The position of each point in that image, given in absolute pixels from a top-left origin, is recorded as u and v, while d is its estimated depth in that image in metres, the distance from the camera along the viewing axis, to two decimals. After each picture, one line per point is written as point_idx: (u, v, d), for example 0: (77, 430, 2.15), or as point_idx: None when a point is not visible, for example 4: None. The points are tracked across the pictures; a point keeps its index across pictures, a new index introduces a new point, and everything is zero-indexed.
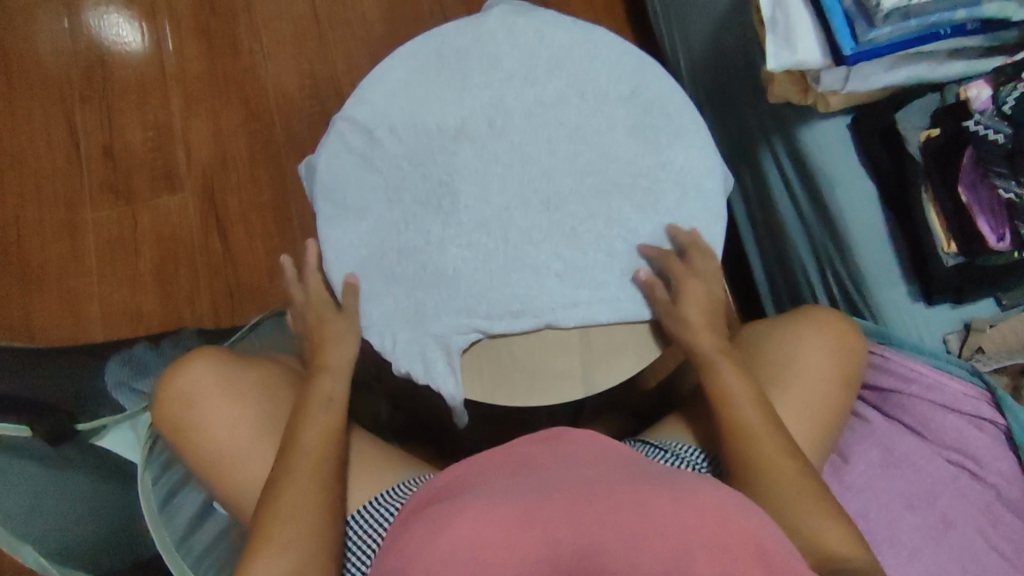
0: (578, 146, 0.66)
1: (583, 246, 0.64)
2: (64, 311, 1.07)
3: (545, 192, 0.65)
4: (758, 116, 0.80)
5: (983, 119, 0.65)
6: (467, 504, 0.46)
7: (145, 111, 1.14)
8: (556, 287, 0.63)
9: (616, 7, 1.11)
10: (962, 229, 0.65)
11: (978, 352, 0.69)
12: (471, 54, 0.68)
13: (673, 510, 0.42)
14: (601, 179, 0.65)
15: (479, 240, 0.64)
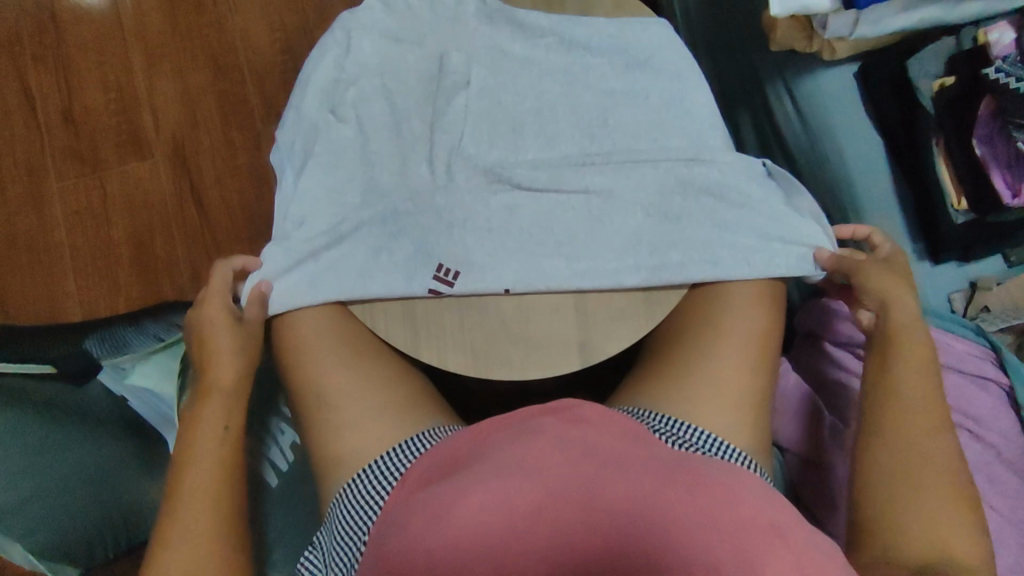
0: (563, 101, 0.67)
1: (608, 207, 0.63)
2: (37, 286, 1.03)
3: (515, 142, 0.66)
4: (757, 63, 0.75)
5: (1006, 66, 0.61)
6: (469, 495, 0.43)
7: (105, 70, 1.07)
8: (590, 258, 0.62)
9: None
10: (976, 183, 0.63)
11: (983, 310, 0.67)
12: (446, 22, 0.69)
13: (690, 493, 0.41)
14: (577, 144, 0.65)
15: (493, 210, 0.63)
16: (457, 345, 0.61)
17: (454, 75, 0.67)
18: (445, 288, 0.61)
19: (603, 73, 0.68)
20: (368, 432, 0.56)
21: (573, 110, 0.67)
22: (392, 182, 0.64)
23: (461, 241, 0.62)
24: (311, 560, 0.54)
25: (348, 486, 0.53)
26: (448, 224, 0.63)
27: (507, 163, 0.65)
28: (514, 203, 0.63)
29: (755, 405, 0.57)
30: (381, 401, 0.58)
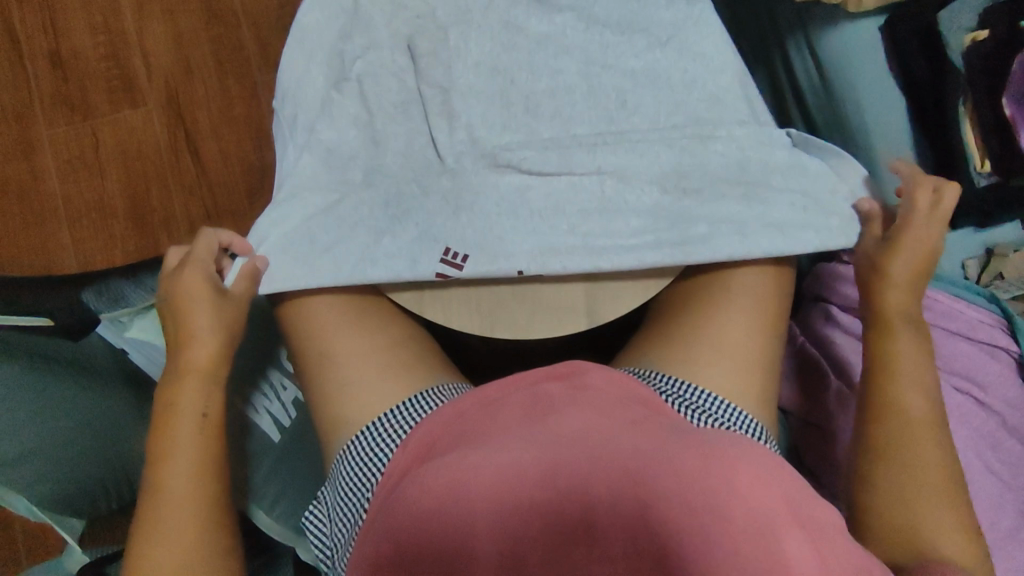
0: (571, 53, 0.62)
1: (623, 187, 0.60)
2: (30, 235, 1.00)
3: (521, 102, 0.62)
4: (777, 13, 0.72)
5: None
6: (470, 466, 0.41)
7: (93, 13, 1.03)
8: (606, 236, 0.58)
9: None
10: (1002, 145, 0.61)
11: (997, 277, 0.65)
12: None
13: (703, 466, 0.38)
14: (585, 96, 0.62)
15: (500, 191, 0.60)
16: (460, 305, 0.60)
17: (457, 47, 0.62)
18: (454, 271, 0.57)
19: (623, 50, 0.62)
20: (370, 387, 0.55)
21: (590, 92, 0.62)
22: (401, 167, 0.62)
23: (461, 215, 0.59)
24: (315, 513, 0.54)
25: (353, 443, 0.52)
26: (455, 207, 0.59)
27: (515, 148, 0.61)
28: (524, 187, 0.60)
29: (764, 369, 0.56)
30: (381, 360, 0.56)
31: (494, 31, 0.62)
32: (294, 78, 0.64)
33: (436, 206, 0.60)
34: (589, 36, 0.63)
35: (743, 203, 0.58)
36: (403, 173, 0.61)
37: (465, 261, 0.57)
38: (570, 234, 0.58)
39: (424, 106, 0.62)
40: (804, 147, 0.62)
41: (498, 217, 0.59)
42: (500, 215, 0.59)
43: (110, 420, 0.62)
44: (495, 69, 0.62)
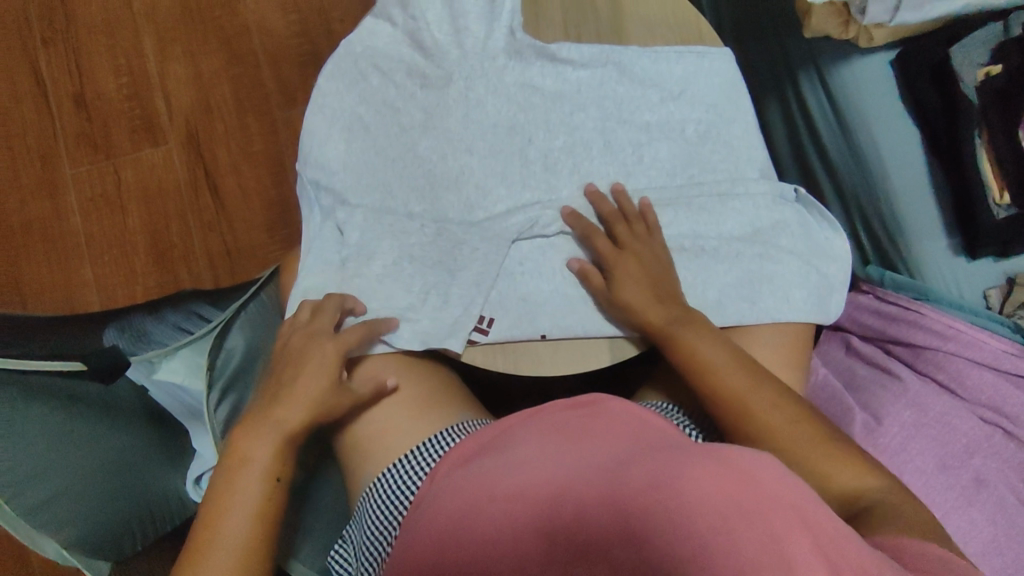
0: (591, 93, 0.64)
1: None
2: (51, 274, 1.02)
3: (542, 142, 0.63)
4: (790, 46, 0.74)
5: None
6: (503, 475, 0.43)
7: (116, 56, 1.06)
8: None
9: None
10: (1020, 176, 0.61)
11: (1022, 307, 0.64)
12: (476, 57, 0.64)
13: (713, 484, 0.34)
14: (602, 136, 0.63)
15: (523, 250, 0.61)
16: (485, 357, 0.59)
17: (478, 101, 0.63)
18: (483, 337, 0.59)
19: (638, 104, 0.64)
20: (395, 419, 0.55)
21: (608, 147, 0.63)
22: (430, 218, 0.62)
23: (492, 255, 0.60)
24: (342, 551, 0.54)
25: (380, 477, 0.52)
26: (480, 267, 0.60)
27: (539, 203, 0.62)
28: (548, 243, 0.61)
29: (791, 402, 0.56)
30: (407, 398, 0.56)
31: (515, 72, 0.64)
32: (314, 140, 0.63)
33: (459, 259, 0.61)
34: (604, 78, 0.64)
35: (751, 263, 0.61)
36: (436, 216, 0.62)
37: (491, 327, 0.59)
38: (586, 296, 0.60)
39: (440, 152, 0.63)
40: (812, 211, 0.64)
41: (522, 257, 0.61)
42: (523, 279, 0.61)
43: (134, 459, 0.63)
44: (517, 113, 0.63)
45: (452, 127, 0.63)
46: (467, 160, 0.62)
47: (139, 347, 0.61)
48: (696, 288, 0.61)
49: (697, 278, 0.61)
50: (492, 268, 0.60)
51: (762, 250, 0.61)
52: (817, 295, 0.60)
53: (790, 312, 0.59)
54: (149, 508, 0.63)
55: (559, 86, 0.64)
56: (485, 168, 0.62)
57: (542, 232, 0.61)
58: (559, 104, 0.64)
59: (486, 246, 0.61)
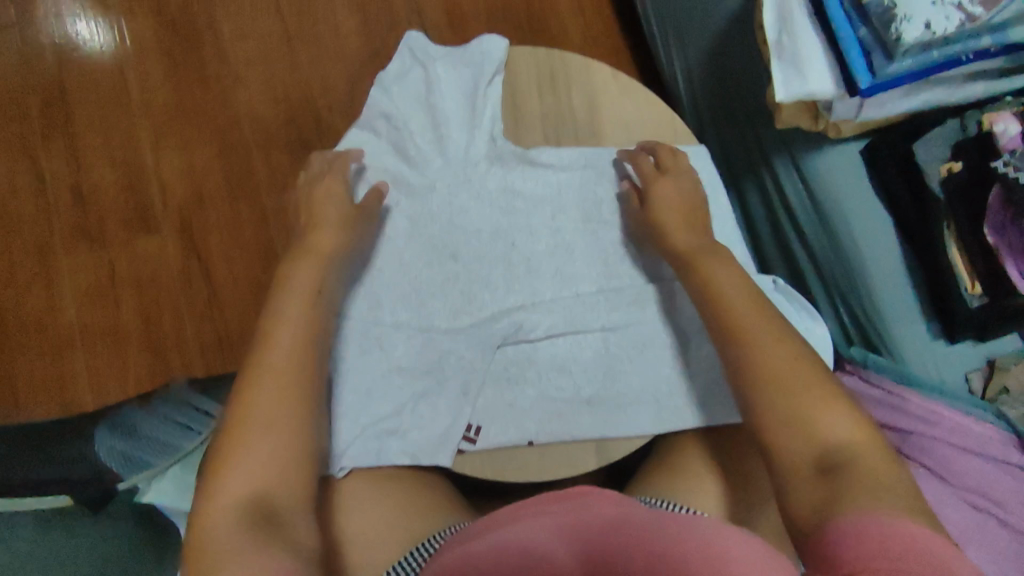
0: (571, 194, 0.66)
1: (628, 342, 0.62)
2: (46, 366, 1.03)
3: (523, 243, 0.64)
4: (764, 137, 0.76)
5: (1013, 161, 0.62)
6: (520, 533, 0.41)
7: (113, 149, 1.10)
8: (610, 399, 0.60)
9: (619, 51, 1.14)
10: (989, 270, 0.61)
11: (1003, 392, 0.64)
12: (458, 165, 0.66)
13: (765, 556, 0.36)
14: (582, 235, 0.65)
15: (509, 355, 0.62)
16: (472, 467, 0.59)
17: (461, 207, 0.65)
18: (471, 446, 0.59)
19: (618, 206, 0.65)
20: (378, 518, 0.53)
21: (589, 248, 0.64)
22: (414, 322, 0.62)
23: (474, 362, 0.60)
24: None
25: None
26: (464, 375, 0.60)
27: (525, 307, 0.62)
28: (531, 347, 0.62)
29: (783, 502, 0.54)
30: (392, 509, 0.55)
31: (496, 176, 0.66)
32: None
33: (443, 366, 0.61)
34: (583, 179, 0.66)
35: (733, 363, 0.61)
36: (421, 319, 0.62)
37: (478, 435, 0.59)
38: (571, 400, 0.61)
39: (424, 258, 0.63)
40: (792, 300, 0.65)
41: (507, 361, 0.62)
42: (509, 383, 0.61)
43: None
44: (501, 216, 0.65)
45: (435, 230, 0.64)
46: (450, 265, 0.64)
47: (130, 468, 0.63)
48: (680, 388, 0.61)
49: (680, 376, 0.61)
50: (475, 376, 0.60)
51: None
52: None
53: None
54: None
55: (538, 189, 0.65)
56: (468, 273, 0.63)
57: (527, 335, 0.62)
58: (540, 207, 0.65)
59: (473, 353, 0.61)
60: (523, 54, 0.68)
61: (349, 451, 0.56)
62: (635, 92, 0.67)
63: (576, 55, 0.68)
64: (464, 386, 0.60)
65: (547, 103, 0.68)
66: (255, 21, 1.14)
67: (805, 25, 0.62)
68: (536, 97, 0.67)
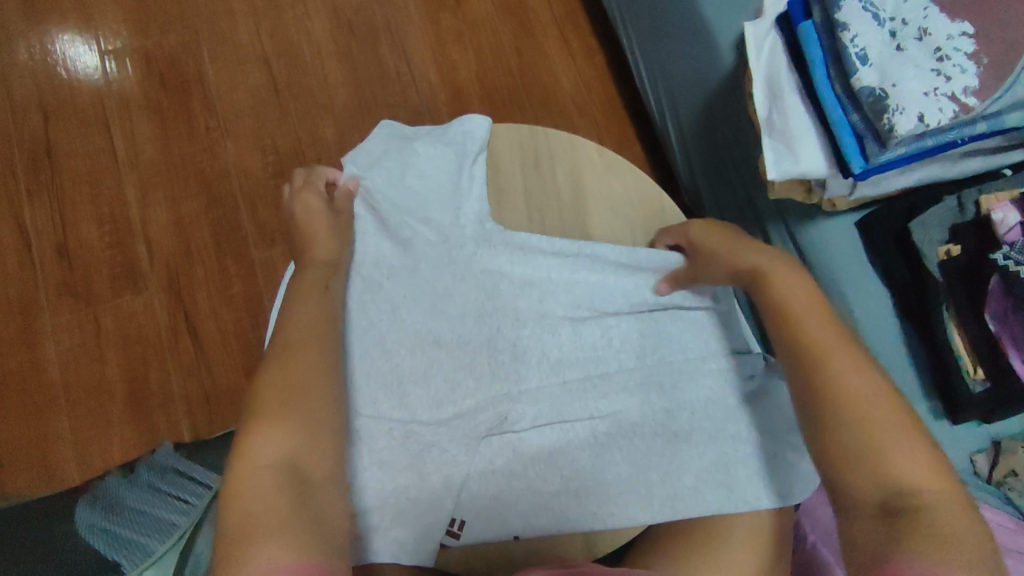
0: (563, 273, 0.63)
1: (617, 433, 0.60)
2: (28, 430, 1.00)
3: (516, 325, 0.63)
4: (758, 202, 0.75)
5: (1014, 252, 0.58)
6: None
7: (99, 204, 1.08)
8: (602, 492, 0.57)
9: (613, 98, 1.14)
10: (993, 361, 0.59)
11: (1010, 474, 0.62)
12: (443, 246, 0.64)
13: None
14: (574, 315, 0.63)
15: (493, 445, 0.60)
16: (458, 562, 0.57)
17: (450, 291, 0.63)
18: (455, 541, 0.56)
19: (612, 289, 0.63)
20: None
21: (577, 334, 0.63)
22: (397, 412, 0.59)
23: (462, 453, 0.58)
24: None
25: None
26: (448, 472, 0.58)
27: (511, 395, 0.61)
28: (518, 437, 0.60)
29: None
30: None
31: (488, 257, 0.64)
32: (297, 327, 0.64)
33: (424, 459, 0.58)
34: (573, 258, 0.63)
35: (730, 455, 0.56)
36: (404, 403, 0.60)
37: (462, 529, 0.57)
38: (559, 494, 0.57)
39: (405, 344, 0.62)
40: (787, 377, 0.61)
41: (488, 452, 0.60)
42: (495, 475, 0.59)
43: None
44: (487, 296, 0.63)
45: (424, 309, 0.63)
46: (432, 350, 0.62)
47: None
48: (677, 489, 0.56)
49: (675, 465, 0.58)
50: (446, 477, 0.57)
51: (736, 433, 0.57)
52: (796, 472, 0.55)
53: (768, 500, 0.54)
54: None
55: (521, 271, 0.64)
56: (455, 357, 0.62)
57: (518, 426, 0.60)
58: (526, 288, 0.64)
59: (454, 450, 0.58)
60: (507, 131, 0.68)
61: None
62: (620, 167, 0.67)
63: (557, 130, 0.68)
64: (442, 484, 0.57)
65: (531, 181, 0.67)
66: (244, 72, 1.13)
67: (796, 105, 0.61)
68: (521, 176, 0.67)
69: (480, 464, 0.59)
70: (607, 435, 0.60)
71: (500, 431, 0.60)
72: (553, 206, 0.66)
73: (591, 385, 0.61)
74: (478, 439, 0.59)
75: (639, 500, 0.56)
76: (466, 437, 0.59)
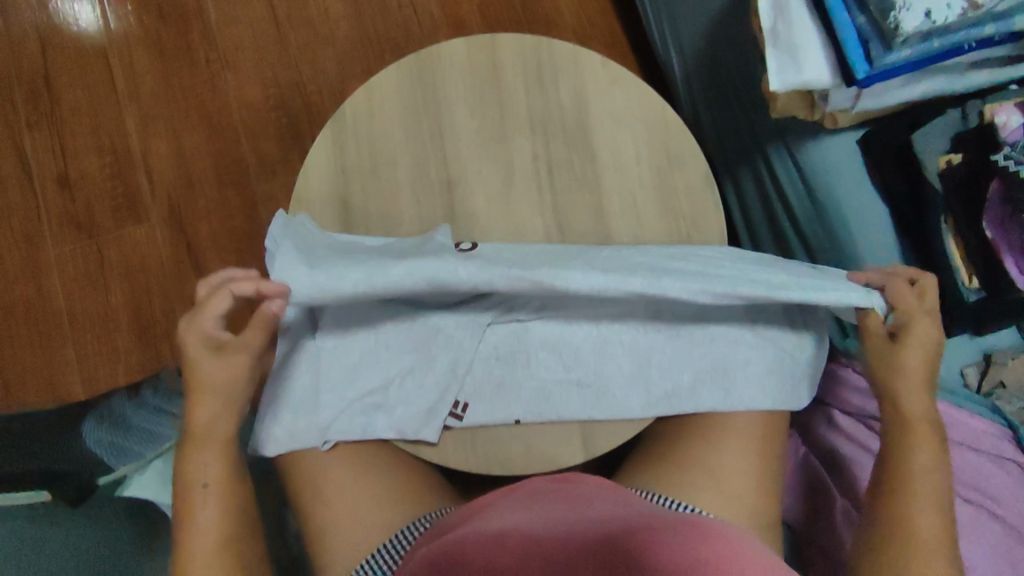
0: (573, 182, 0.65)
1: (622, 325, 0.60)
2: (35, 356, 1.02)
3: (528, 226, 0.64)
4: (758, 124, 0.75)
5: (1014, 153, 0.59)
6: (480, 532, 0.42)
7: (99, 135, 1.08)
8: (602, 385, 0.60)
9: (618, 33, 1.12)
10: (988, 267, 0.61)
11: (998, 386, 0.64)
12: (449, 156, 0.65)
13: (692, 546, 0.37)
14: (581, 224, 0.64)
15: (498, 333, 0.60)
16: (457, 453, 0.59)
17: (461, 197, 0.64)
18: (456, 422, 0.59)
19: (627, 186, 0.65)
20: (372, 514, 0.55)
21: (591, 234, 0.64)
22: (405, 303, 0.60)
23: (466, 347, 0.59)
24: None
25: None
26: (452, 367, 0.59)
27: (518, 289, 0.61)
28: (523, 325, 0.61)
29: (752, 487, 0.57)
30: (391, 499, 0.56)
31: (494, 168, 0.65)
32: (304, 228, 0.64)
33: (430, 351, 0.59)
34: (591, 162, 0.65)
35: (727, 357, 0.60)
36: (405, 296, 0.60)
37: (465, 412, 0.59)
38: (559, 385, 0.59)
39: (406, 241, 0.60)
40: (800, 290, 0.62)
41: (491, 344, 0.60)
42: (498, 366, 0.60)
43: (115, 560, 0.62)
44: (492, 203, 0.65)
45: (434, 214, 0.64)
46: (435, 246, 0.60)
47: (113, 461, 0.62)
48: (674, 386, 0.59)
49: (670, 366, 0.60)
50: (451, 366, 0.59)
51: (734, 338, 0.60)
52: (789, 374, 0.60)
53: (762, 400, 0.59)
54: None
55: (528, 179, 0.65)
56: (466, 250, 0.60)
57: (520, 318, 0.60)
58: (538, 188, 0.65)
59: (460, 341, 0.59)
60: (510, 41, 0.67)
61: (335, 426, 0.57)
62: (624, 81, 0.66)
63: (562, 42, 0.67)
64: (444, 378, 0.59)
65: (533, 95, 0.66)
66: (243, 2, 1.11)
67: (801, 14, 0.60)
68: (523, 90, 0.66)
69: (482, 359, 0.60)
70: (609, 332, 0.60)
71: (507, 322, 0.60)
72: (559, 117, 0.66)
73: (596, 282, 0.61)
74: (485, 328, 0.60)
75: (637, 394, 0.59)
76: (472, 327, 0.60)
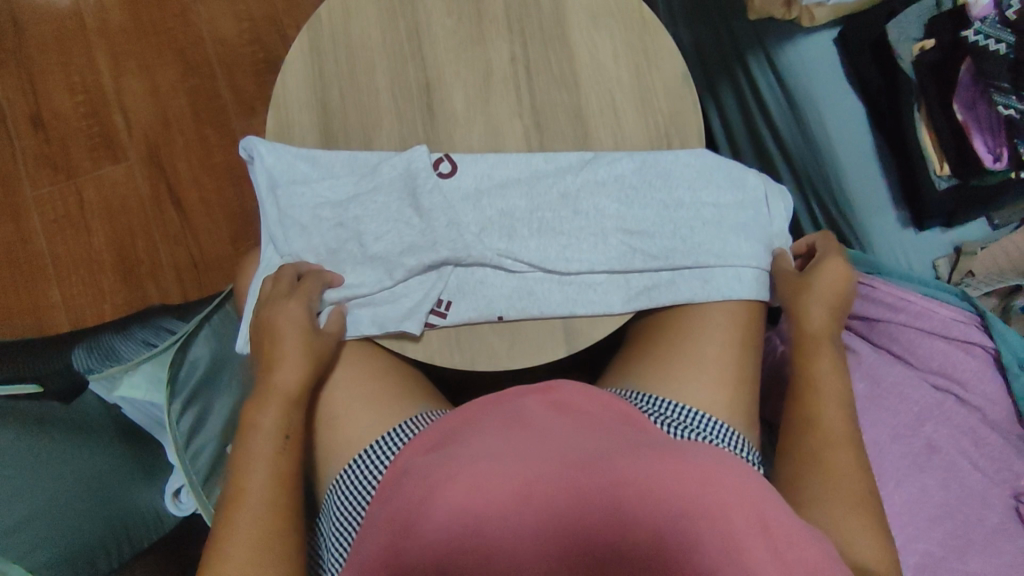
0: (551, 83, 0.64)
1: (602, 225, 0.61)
2: (20, 297, 1.01)
3: (507, 130, 0.64)
4: (737, 30, 0.74)
5: (985, 28, 0.60)
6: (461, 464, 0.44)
7: (71, 73, 1.06)
8: (584, 282, 0.61)
9: None
10: (958, 149, 0.62)
11: (967, 275, 0.67)
12: (428, 60, 0.65)
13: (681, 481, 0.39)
14: (560, 126, 0.64)
15: (481, 237, 0.61)
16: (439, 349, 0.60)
17: (440, 100, 0.64)
18: (440, 320, 0.59)
19: (603, 91, 0.64)
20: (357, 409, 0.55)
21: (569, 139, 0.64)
22: (390, 214, 0.61)
23: (447, 247, 0.60)
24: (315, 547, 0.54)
25: (342, 475, 0.53)
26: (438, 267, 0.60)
27: (497, 194, 0.62)
28: (507, 227, 0.61)
29: (732, 376, 0.57)
30: (373, 395, 0.57)
31: (470, 71, 0.64)
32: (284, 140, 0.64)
33: (414, 252, 0.60)
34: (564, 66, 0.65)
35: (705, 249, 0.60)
36: (388, 205, 0.61)
37: (448, 309, 0.60)
38: (542, 280, 0.61)
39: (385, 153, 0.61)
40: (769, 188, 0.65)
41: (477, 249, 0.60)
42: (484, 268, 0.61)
43: (110, 470, 0.63)
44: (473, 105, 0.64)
45: (415, 119, 0.64)
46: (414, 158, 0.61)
47: (105, 363, 0.62)
48: (654, 279, 0.61)
49: (648, 259, 0.61)
50: (436, 263, 0.60)
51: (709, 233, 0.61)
52: (766, 267, 0.61)
53: (739, 290, 0.60)
54: (124, 527, 0.63)
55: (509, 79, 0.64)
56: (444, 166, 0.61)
57: (503, 218, 0.62)
58: (518, 92, 0.64)
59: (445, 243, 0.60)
60: None
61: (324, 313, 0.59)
62: None
63: None
64: (432, 275, 0.60)
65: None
66: None
67: None
68: None
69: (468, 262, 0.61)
70: (590, 231, 0.61)
71: (492, 228, 0.61)
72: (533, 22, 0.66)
73: (577, 181, 0.62)
74: (467, 233, 0.61)
75: (618, 290, 0.61)
76: (456, 230, 0.60)
